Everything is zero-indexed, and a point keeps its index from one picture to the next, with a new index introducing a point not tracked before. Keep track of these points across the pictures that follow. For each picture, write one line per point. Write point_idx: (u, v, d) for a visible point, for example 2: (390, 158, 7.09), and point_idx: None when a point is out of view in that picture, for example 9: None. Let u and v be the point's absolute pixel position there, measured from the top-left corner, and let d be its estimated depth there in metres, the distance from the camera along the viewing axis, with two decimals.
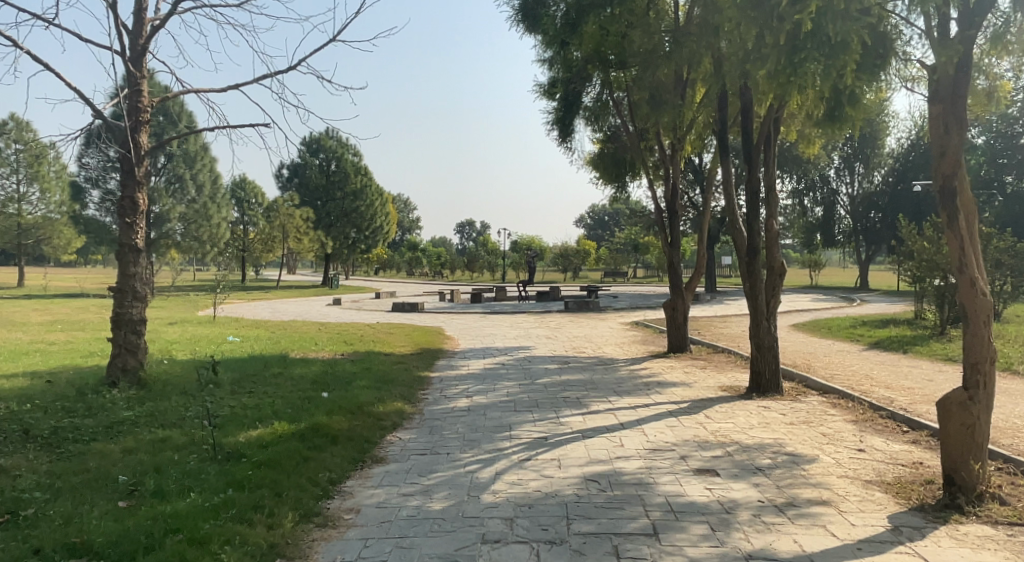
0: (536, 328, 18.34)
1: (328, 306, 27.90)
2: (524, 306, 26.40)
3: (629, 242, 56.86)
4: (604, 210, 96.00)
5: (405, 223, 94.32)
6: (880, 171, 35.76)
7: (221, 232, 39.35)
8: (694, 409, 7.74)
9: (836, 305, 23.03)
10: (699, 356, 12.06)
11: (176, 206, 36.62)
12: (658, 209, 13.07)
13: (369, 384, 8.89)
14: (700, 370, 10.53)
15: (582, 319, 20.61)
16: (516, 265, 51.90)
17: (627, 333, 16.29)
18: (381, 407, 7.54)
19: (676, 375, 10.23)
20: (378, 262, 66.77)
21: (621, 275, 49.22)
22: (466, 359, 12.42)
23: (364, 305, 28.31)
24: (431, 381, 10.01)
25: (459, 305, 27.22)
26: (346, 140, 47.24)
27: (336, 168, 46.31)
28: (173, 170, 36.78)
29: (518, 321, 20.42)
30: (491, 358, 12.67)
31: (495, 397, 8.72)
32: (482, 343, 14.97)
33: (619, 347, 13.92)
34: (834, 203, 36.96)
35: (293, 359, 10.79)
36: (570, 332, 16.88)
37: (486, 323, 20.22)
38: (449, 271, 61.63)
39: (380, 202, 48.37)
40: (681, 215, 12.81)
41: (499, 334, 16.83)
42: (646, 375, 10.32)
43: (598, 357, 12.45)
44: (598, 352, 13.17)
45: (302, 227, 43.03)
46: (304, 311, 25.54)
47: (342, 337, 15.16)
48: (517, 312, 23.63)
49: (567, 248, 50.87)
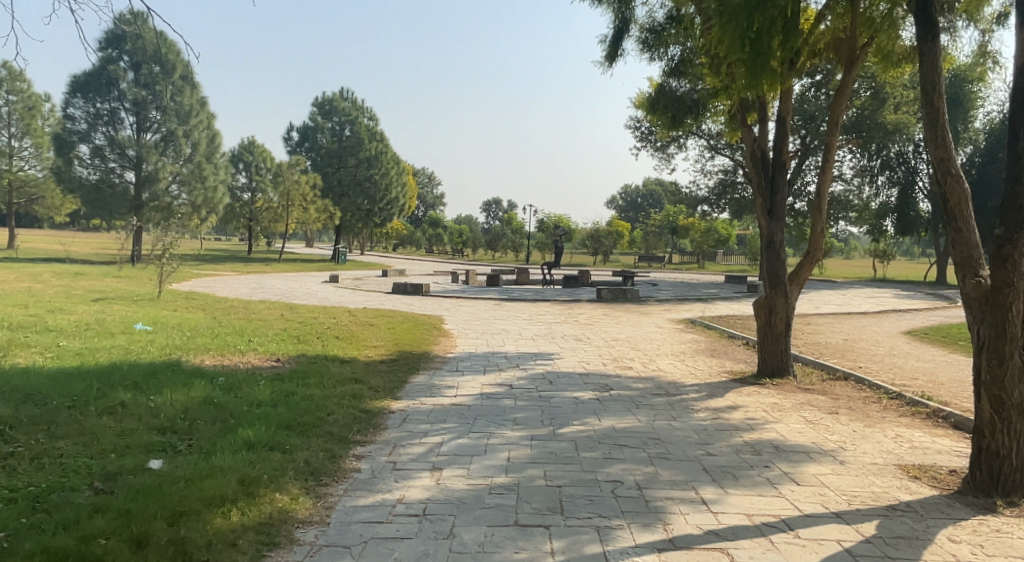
0: (561, 323, 14.27)
1: (321, 283, 24.26)
2: (549, 292, 22.33)
3: (666, 224, 52.37)
4: (638, 192, 92.42)
5: (429, 200, 90.87)
6: (964, 150, 30.93)
7: (218, 197, 35.89)
8: (903, 547, 3.60)
9: (935, 306, 18.58)
10: (811, 388, 7.86)
11: (169, 165, 33.12)
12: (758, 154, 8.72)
13: (257, 436, 4.90)
14: (834, 422, 6.30)
15: (620, 313, 16.47)
16: (542, 246, 47.74)
17: (685, 337, 12.13)
18: (227, 518, 3.59)
19: (801, 431, 6.06)
20: (396, 237, 63.14)
21: (656, 261, 44.87)
22: (456, 375, 8.35)
23: (363, 284, 24.59)
24: (384, 422, 5.96)
25: (472, 288, 23.30)
26: (361, 102, 44.07)
27: (350, 133, 42.94)
28: (166, 126, 33.05)
29: (541, 312, 16.44)
30: (497, 374, 8.60)
31: (480, 477, 4.63)
32: (488, 346, 10.92)
33: (680, 361, 9.78)
34: (912, 184, 32.31)
35: (177, 371, 6.79)
36: (606, 332, 12.83)
37: (499, 312, 16.25)
38: (471, 251, 57.96)
39: (397, 172, 44.40)
40: (788, 165, 8.51)
41: (512, 331, 12.73)
42: (746, 426, 6.18)
43: (654, 381, 8.30)
44: (653, 369, 9.06)
45: (308, 196, 38.80)
46: (290, 288, 21.76)
47: (300, 330, 11.12)
48: (537, 300, 19.56)
49: (598, 230, 46.66)
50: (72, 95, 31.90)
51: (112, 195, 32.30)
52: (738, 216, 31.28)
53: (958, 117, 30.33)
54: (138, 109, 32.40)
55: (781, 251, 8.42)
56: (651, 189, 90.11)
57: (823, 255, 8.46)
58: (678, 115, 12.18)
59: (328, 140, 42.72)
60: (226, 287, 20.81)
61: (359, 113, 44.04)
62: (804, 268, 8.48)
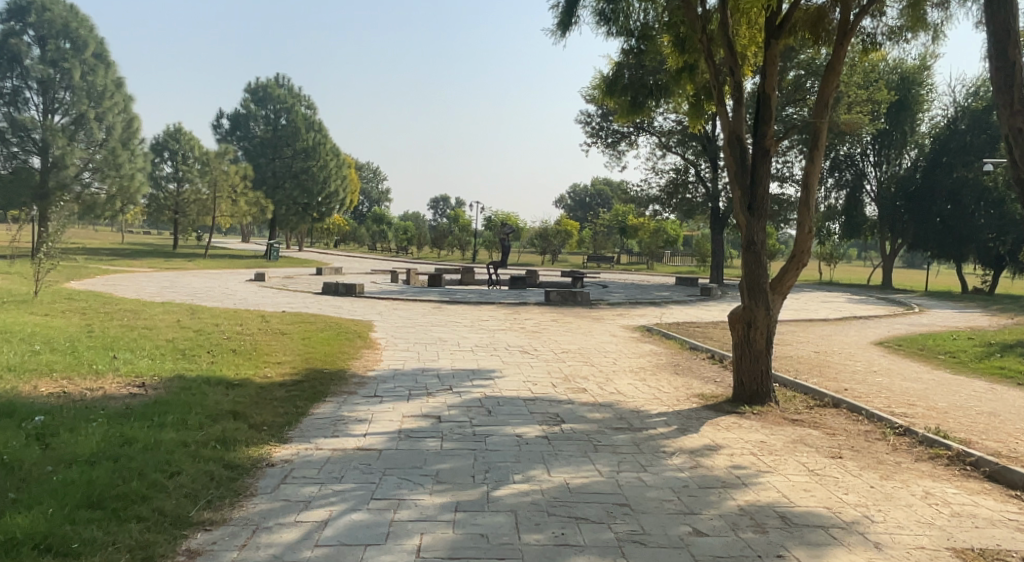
0: (505, 331, 12.74)
1: (244, 282, 22.09)
2: (494, 294, 20.78)
3: (615, 224, 51.57)
4: (586, 190, 91.80)
5: (373, 195, 88.21)
6: (909, 152, 30.93)
7: (136, 184, 32.41)
8: None
9: (895, 313, 17.80)
10: (799, 420, 6.57)
11: (78, 150, 30.12)
12: (736, 136, 7.39)
13: (29, 529, 3.27)
14: (845, 475, 4.97)
15: (570, 318, 15.07)
16: (488, 244, 46.22)
17: (643, 349, 10.79)
18: None
19: (806, 487, 4.70)
20: (337, 233, 60.62)
21: (605, 261, 43.83)
22: (372, 403, 6.71)
23: (291, 283, 22.54)
24: (255, 485, 4.33)
25: (412, 289, 21.53)
26: (297, 89, 41.80)
27: (285, 121, 40.58)
28: (75, 107, 30.38)
29: (483, 317, 14.90)
30: (422, 400, 6.99)
31: None
32: (417, 360, 9.30)
33: (642, 381, 8.39)
34: (860, 187, 32.06)
35: None
36: (555, 342, 11.39)
37: (436, 317, 14.61)
38: (416, 248, 56.00)
39: (336, 163, 42.16)
40: (772, 152, 7.24)
41: (448, 341, 11.13)
42: (737, 480, 4.78)
43: (614, 410, 6.84)
44: (612, 392, 7.63)
45: (238, 186, 36.16)
46: (207, 288, 19.60)
47: (191, 341, 9.25)
48: (480, 302, 17.93)
49: (546, 229, 45.41)
50: None
51: (11, 179, 28.68)
52: (688, 217, 30.40)
53: (905, 120, 30.16)
54: (44, 88, 29.88)
55: (762, 255, 7.11)
56: (599, 188, 89.72)
57: (809, 259, 7.08)
58: (638, 98, 10.75)
59: (262, 130, 40.36)
60: (130, 287, 18.51)
61: (296, 101, 41.75)
62: (788, 276, 7.16)
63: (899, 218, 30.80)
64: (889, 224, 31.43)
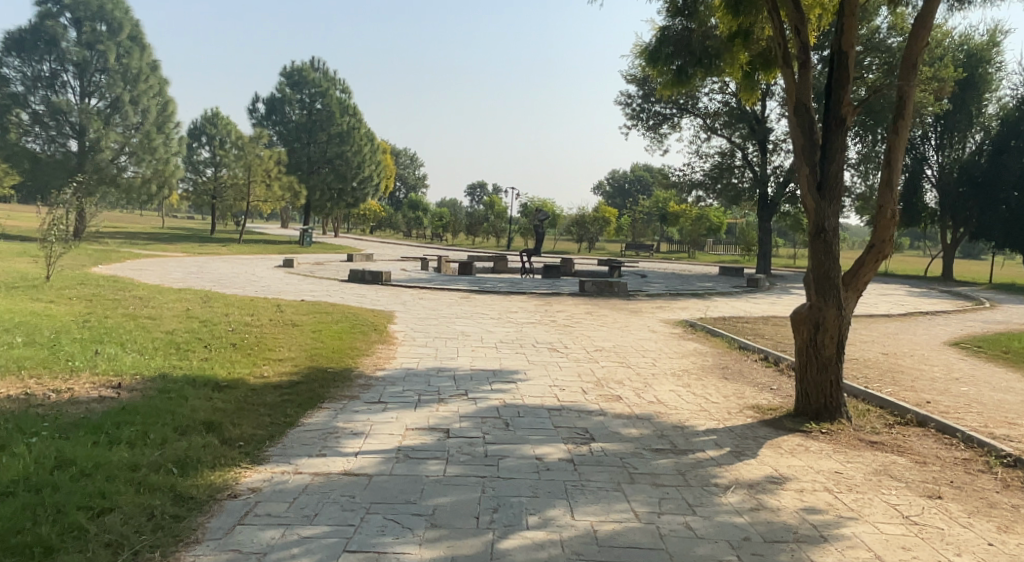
0: (534, 324, 11.77)
1: (271, 268, 21.51)
2: (527, 283, 19.78)
3: (655, 211, 50.01)
4: (625, 176, 90.04)
5: (410, 181, 87.80)
6: (975, 136, 28.90)
7: (170, 168, 32.55)
8: None
9: (964, 308, 16.26)
10: (879, 443, 5.48)
11: (114, 133, 29.96)
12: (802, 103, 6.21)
13: None
14: (951, 527, 3.89)
15: (605, 311, 14.01)
16: (524, 232, 45.24)
17: (686, 348, 9.70)
18: None
19: (903, 543, 3.66)
20: (373, 219, 60.30)
21: (645, 249, 42.43)
22: (374, 412, 5.83)
23: (319, 270, 21.92)
24: (204, 526, 3.48)
25: (441, 277, 20.69)
26: (332, 72, 41.33)
27: (320, 106, 40.15)
28: (111, 90, 30.27)
29: (512, 308, 13.96)
30: (432, 408, 6.08)
31: None
32: (435, 358, 8.41)
33: (686, 387, 7.35)
34: (920, 172, 30.03)
35: None
36: (588, 338, 10.38)
37: (461, 308, 13.72)
38: (451, 235, 55.34)
39: (371, 148, 41.62)
40: (844, 124, 6.10)
41: (472, 335, 10.20)
42: (814, 532, 3.75)
43: (654, 425, 5.83)
44: (652, 402, 6.61)
45: (272, 171, 35.78)
46: (232, 274, 19.05)
47: (192, 333, 8.52)
48: (511, 292, 16.97)
49: (583, 216, 44.16)
50: (5, 54, 28.70)
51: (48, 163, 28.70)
52: (733, 204, 28.84)
53: (971, 100, 27.97)
54: (80, 71, 29.82)
55: (833, 245, 6.03)
56: (639, 174, 87.90)
57: (891, 250, 5.96)
58: (686, 67, 9.62)
59: (297, 115, 40.01)
60: (154, 272, 18.06)
61: (331, 85, 41.27)
62: (865, 270, 6.06)
63: (960, 205, 28.78)
64: (951, 213, 29.41)
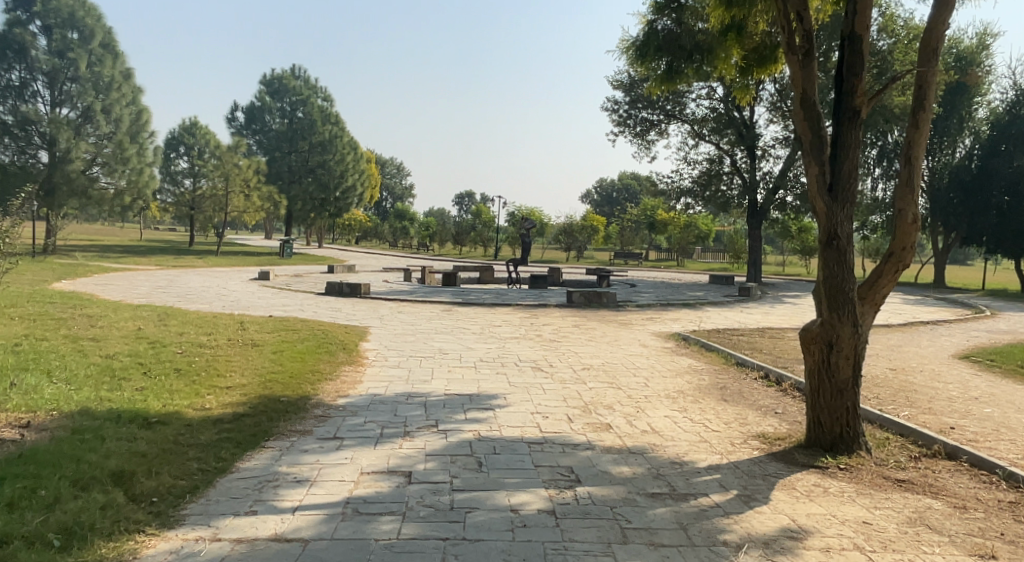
0: (517, 339, 10.98)
1: (245, 282, 20.57)
2: (512, 294, 19.00)
3: (643, 219, 49.47)
4: (613, 184, 89.74)
5: (397, 191, 87.01)
6: (965, 140, 28.52)
7: (145, 179, 31.49)
8: None
9: (965, 317, 15.62)
10: (907, 482, 4.75)
11: (85, 144, 28.89)
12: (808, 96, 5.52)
13: None
14: None
15: (593, 323, 13.27)
16: (511, 241, 44.51)
17: (680, 365, 8.94)
18: None
19: None
20: (359, 230, 59.37)
21: (634, 258, 41.84)
22: (326, 451, 5.03)
23: (296, 282, 21.01)
24: None
25: (423, 289, 19.86)
26: (313, 79, 40.60)
27: (301, 114, 39.34)
28: (82, 99, 29.35)
29: (494, 322, 13.18)
30: (394, 445, 5.28)
31: None
32: (405, 381, 7.62)
33: (683, 412, 6.59)
34: None
35: None
36: (575, 355, 9.62)
37: (441, 323, 12.91)
38: (437, 245, 54.55)
39: (354, 157, 40.79)
40: (857, 120, 5.39)
41: (449, 354, 9.42)
42: None
43: (649, 462, 5.07)
44: (645, 431, 5.85)
45: (251, 180, 34.83)
46: (203, 289, 18.13)
47: (136, 357, 7.68)
48: (495, 304, 16.18)
49: (571, 224, 43.51)
50: None
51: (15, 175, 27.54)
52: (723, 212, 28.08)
53: (960, 104, 27.54)
54: (50, 80, 28.88)
55: (847, 253, 5.32)
56: (628, 182, 87.58)
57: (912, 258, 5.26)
58: (675, 64, 8.91)
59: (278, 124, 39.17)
60: (120, 287, 17.11)
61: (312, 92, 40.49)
62: (883, 281, 5.35)
63: (952, 211, 28.35)
64: (942, 218, 29.00)
